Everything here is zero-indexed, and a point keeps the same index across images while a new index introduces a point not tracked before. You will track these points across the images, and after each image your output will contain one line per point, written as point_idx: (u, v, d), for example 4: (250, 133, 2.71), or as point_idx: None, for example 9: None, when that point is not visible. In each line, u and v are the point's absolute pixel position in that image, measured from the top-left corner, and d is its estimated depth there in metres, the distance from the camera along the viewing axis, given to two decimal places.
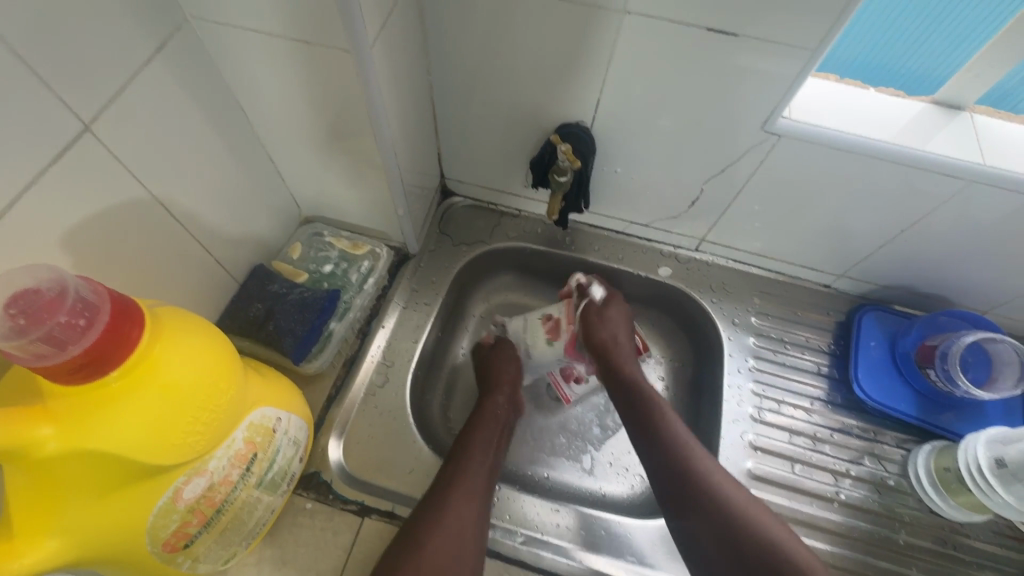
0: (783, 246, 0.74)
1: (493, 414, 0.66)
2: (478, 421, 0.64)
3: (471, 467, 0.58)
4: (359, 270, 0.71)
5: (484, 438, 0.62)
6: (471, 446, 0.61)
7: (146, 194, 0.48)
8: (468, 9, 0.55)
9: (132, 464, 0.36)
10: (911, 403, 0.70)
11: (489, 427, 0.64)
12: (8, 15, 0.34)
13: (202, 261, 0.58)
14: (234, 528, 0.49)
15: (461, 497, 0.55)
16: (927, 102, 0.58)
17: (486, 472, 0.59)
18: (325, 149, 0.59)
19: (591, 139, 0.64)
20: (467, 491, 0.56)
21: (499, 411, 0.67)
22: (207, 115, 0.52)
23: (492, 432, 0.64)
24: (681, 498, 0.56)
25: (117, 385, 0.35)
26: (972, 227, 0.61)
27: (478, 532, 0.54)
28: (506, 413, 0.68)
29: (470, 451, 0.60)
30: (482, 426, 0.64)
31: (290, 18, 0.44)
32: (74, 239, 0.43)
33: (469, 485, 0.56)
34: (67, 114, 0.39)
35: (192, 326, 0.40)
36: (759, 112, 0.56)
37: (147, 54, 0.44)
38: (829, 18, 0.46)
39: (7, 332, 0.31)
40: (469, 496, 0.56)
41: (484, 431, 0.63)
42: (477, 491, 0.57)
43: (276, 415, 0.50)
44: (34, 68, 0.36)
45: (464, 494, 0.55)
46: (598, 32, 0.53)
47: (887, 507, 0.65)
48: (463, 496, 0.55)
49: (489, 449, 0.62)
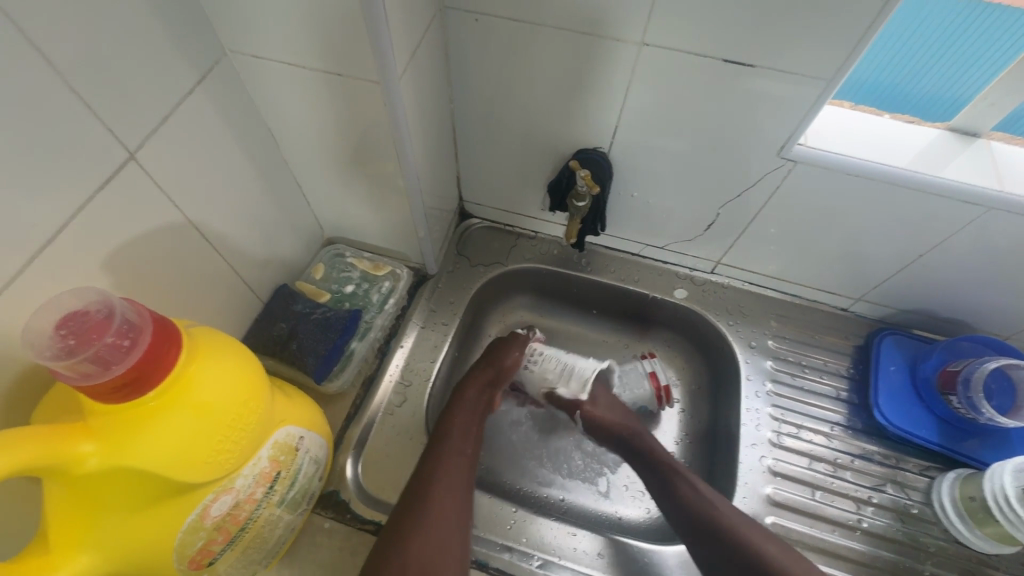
0: (800, 270, 0.74)
1: (465, 402, 0.66)
2: (455, 411, 0.64)
3: (453, 455, 0.59)
4: (380, 291, 0.73)
5: (466, 428, 0.63)
6: (451, 435, 0.61)
7: (181, 218, 0.50)
8: (489, 41, 0.57)
9: (165, 481, 0.37)
10: (933, 429, 0.69)
11: (467, 416, 0.64)
12: (66, 50, 0.36)
13: (231, 282, 0.60)
14: (256, 546, 0.49)
15: (444, 489, 0.55)
16: (943, 129, 0.59)
17: (467, 463, 0.59)
18: (351, 174, 0.61)
19: (608, 165, 0.66)
20: (449, 479, 0.57)
21: (472, 402, 0.66)
22: (241, 142, 0.55)
23: (470, 421, 0.64)
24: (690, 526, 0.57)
25: (153, 405, 0.36)
26: (991, 253, 0.61)
27: (463, 524, 0.54)
28: (486, 399, 0.68)
29: (450, 441, 0.60)
30: (461, 413, 0.64)
31: (325, 53, 0.46)
32: (115, 261, 0.44)
33: (451, 475, 0.57)
34: (115, 144, 0.41)
35: (224, 347, 0.41)
36: (775, 139, 0.57)
37: (189, 87, 0.47)
38: (844, 50, 0.47)
39: (57, 352, 0.33)
40: (451, 484, 0.56)
41: (462, 420, 0.63)
42: (459, 481, 0.57)
43: (299, 434, 0.50)
44: (87, 100, 0.38)
45: (445, 485, 0.56)
46: (616, 63, 0.55)
47: (912, 537, 0.64)
48: (445, 486, 0.56)
49: (469, 438, 0.62)
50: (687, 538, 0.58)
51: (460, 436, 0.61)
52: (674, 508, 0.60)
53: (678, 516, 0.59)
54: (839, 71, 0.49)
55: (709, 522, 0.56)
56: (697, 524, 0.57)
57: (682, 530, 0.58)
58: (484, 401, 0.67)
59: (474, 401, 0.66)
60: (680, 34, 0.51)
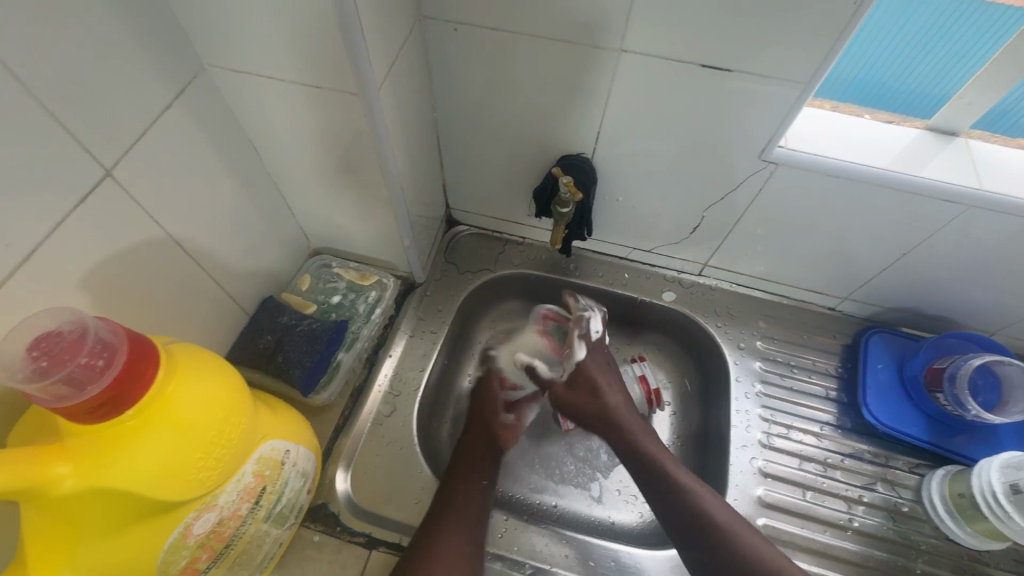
0: (786, 271, 0.75)
1: (471, 449, 0.66)
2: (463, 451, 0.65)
3: (466, 497, 0.60)
4: (367, 301, 0.73)
5: (477, 474, 0.63)
6: (458, 478, 0.62)
7: (162, 232, 0.50)
8: (470, 50, 0.57)
9: (146, 501, 0.37)
10: (922, 427, 0.69)
11: (474, 460, 0.64)
12: (39, 71, 0.36)
13: (215, 296, 0.59)
14: (242, 562, 0.49)
15: (452, 531, 0.56)
16: (921, 128, 0.60)
17: (479, 505, 0.60)
18: (335, 185, 0.61)
19: (592, 170, 0.66)
20: (457, 523, 0.57)
21: (481, 452, 0.66)
22: (221, 155, 0.54)
23: (477, 459, 0.65)
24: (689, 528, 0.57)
25: (132, 424, 0.36)
26: (975, 249, 0.61)
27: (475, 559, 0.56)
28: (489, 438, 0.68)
29: (459, 488, 0.61)
30: (468, 458, 0.65)
31: (303, 66, 0.46)
32: (93, 279, 0.44)
33: (461, 517, 0.58)
34: (90, 162, 0.41)
35: (204, 363, 0.41)
36: (756, 140, 0.57)
37: (166, 102, 0.46)
38: (819, 53, 0.48)
39: (29, 374, 0.33)
40: (461, 522, 0.57)
41: (466, 464, 0.64)
42: (468, 522, 0.58)
43: (285, 447, 0.50)
44: (60, 118, 0.38)
45: (455, 528, 0.57)
46: (596, 69, 0.55)
47: (903, 535, 0.64)
48: (458, 531, 0.57)
49: (480, 486, 0.62)
50: (676, 536, 0.59)
51: (473, 479, 0.62)
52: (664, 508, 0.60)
53: (673, 517, 0.59)
54: (815, 73, 0.50)
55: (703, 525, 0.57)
56: (688, 527, 0.58)
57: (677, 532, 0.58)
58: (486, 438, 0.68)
59: (476, 441, 0.67)
60: (658, 40, 0.51)
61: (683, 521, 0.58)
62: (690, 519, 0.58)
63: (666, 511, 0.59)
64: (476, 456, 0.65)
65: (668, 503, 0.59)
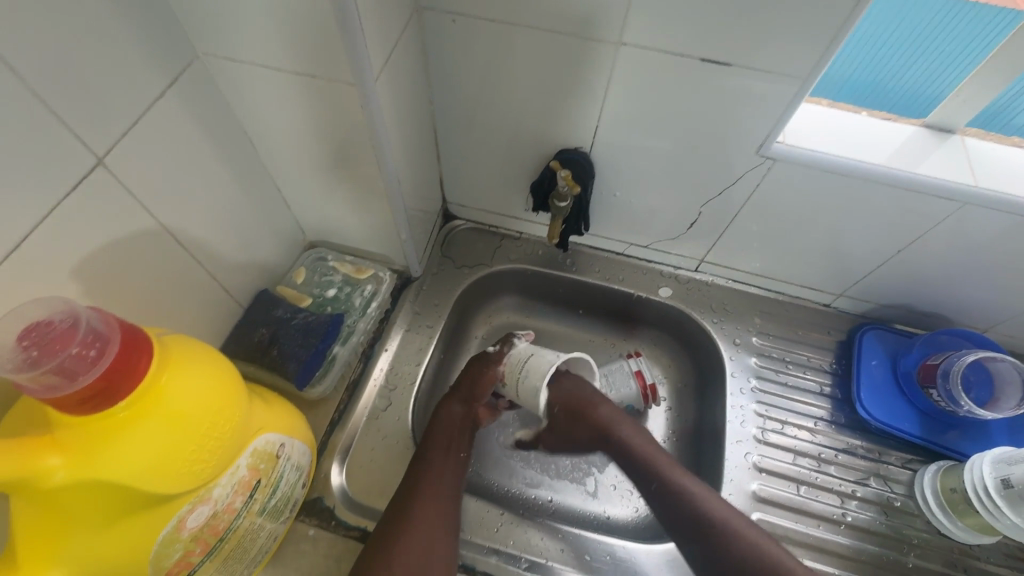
0: (782, 267, 0.75)
1: (448, 422, 0.64)
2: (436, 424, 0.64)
3: (439, 474, 0.59)
4: (362, 294, 0.72)
5: (453, 449, 0.63)
6: (432, 453, 0.61)
7: (155, 223, 0.49)
8: (468, 42, 0.57)
9: (138, 494, 0.37)
10: (915, 422, 0.70)
11: (445, 433, 0.63)
12: (27, 56, 0.35)
13: (209, 289, 0.59)
14: (236, 556, 0.49)
15: (426, 506, 0.56)
16: (918, 126, 0.60)
17: (452, 482, 0.60)
18: (331, 177, 0.61)
19: (590, 165, 0.66)
20: (431, 498, 0.57)
21: (457, 426, 0.65)
22: (216, 145, 0.54)
23: (449, 432, 0.64)
24: (693, 526, 0.57)
25: (125, 416, 0.35)
26: (969, 247, 0.62)
27: (448, 538, 0.56)
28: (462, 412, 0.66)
29: (433, 464, 0.60)
30: (440, 431, 0.63)
31: (299, 55, 0.46)
32: (84, 269, 0.43)
33: (433, 493, 0.58)
34: (81, 150, 0.41)
35: (199, 354, 0.40)
36: (754, 136, 0.57)
37: (159, 91, 0.46)
38: (819, 48, 0.48)
39: (19, 364, 0.32)
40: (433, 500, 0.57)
41: (441, 437, 0.63)
42: (444, 497, 0.58)
43: (280, 441, 0.50)
44: (51, 105, 0.38)
45: (427, 504, 0.56)
46: (595, 61, 0.55)
47: (895, 530, 0.65)
48: (430, 507, 0.56)
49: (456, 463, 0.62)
50: (673, 532, 0.59)
51: (447, 455, 0.62)
52: (662, 502, 0.60)
53: (676, 516, 0.59)
54: (814, 69, 0.50)
55: (697, 523, 0.57)
56: (686, 524, 0.58)
57: (680, 528, 0.58)
58: (460, 411, 0.66)
59: (449, 416, 0.65)
60: (658, 34, 0.51)
61: (680, 520, 0.59)
62: (686, 517, 0.58)
63: (663, 508, 0.60)
64: (446, 430, 0.64)
65: (669, 501, 0.60)
